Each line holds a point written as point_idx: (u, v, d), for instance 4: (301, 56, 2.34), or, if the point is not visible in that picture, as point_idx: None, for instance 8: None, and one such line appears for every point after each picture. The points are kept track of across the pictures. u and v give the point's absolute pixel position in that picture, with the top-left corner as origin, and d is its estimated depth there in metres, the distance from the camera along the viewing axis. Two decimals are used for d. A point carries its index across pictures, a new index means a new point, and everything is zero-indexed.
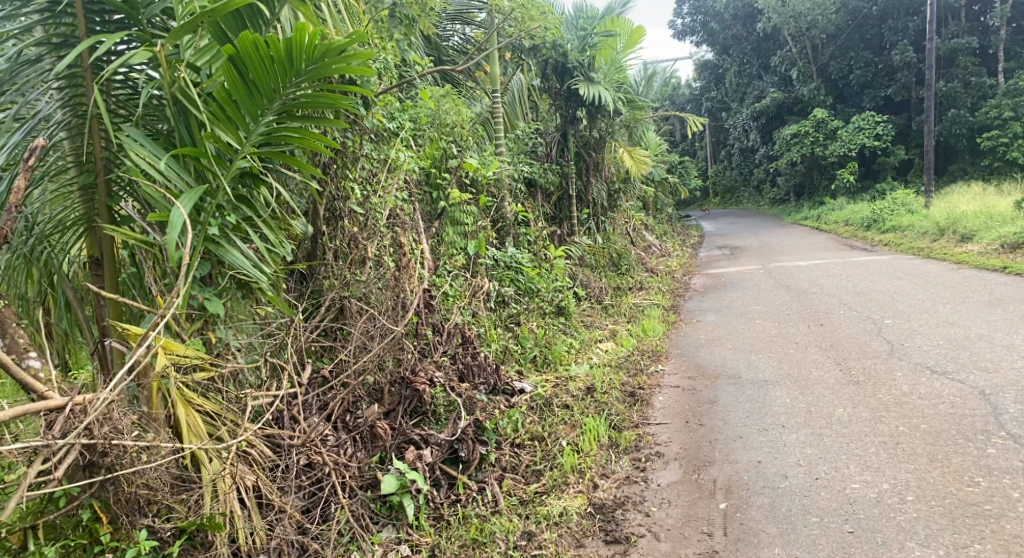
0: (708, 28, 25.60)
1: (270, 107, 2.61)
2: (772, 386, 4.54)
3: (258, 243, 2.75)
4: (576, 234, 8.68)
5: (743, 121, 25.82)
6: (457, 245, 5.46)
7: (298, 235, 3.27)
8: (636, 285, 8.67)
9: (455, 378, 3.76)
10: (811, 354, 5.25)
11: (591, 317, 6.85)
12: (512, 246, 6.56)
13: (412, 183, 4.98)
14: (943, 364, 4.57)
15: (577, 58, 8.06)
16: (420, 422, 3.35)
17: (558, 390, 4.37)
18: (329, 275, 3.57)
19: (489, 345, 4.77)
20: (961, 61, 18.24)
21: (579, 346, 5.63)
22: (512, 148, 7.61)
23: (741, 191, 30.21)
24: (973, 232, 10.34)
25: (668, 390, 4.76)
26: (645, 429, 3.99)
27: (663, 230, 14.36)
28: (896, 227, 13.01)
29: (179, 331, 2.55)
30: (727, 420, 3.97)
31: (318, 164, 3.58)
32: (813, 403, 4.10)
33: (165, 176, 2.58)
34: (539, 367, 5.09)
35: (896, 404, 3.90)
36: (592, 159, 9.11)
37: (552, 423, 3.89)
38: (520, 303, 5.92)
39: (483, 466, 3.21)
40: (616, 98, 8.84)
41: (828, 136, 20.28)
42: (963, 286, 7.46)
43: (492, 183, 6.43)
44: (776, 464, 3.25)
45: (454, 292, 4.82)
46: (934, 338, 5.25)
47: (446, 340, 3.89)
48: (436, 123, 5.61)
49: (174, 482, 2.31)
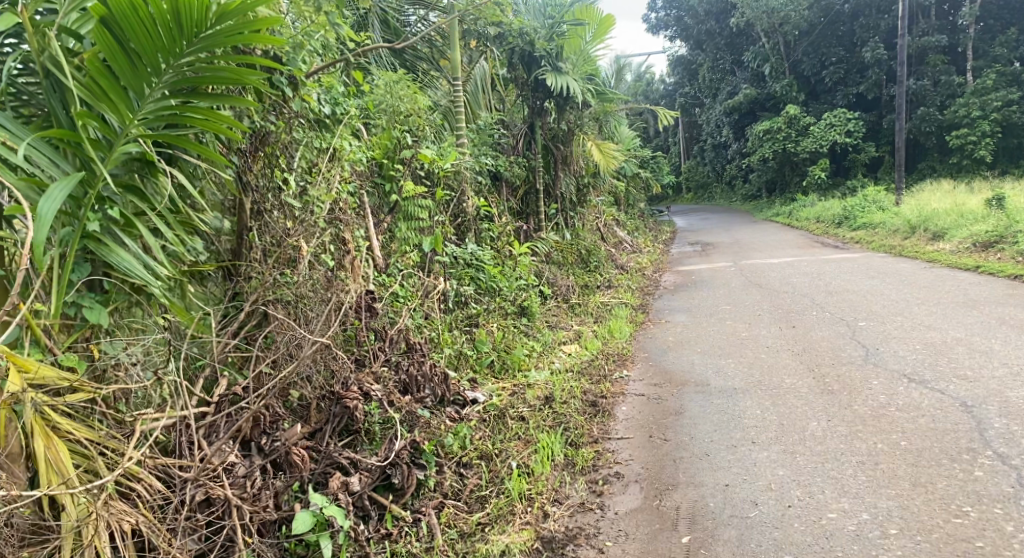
0: (681, 22, 25.42)
1: (159, 80, 2.23)
2: (741, 395, 4.25)
3: (152, 243, 2.35)
4: (542, 230, 8.35)
5: (716, 117, 25.73)
6: (410, 242, 5.09)
7: (207, 232, 2.87)
8: (604, 283, 8.37)
9: (397, 391, 3.40)
10: (783, 359, 4.98)
11: (556, 317, 6.53)
12: (473, 242, 6.21)
13: (359, 175, 4.59)
14: (921, 372, 4.32)
15: (544, 47, 7.67)
16: (351, 442, 2.99)
17: (515, 400, 4.04)
18: (254, 276, 3.15)
19: (441, 350, 4.42)
20: (930, 60, 18.27)
21: (541, 350, 5.30)
22: (474, 139, 7.25)
23: (713, 187, 30.15)
24: (944, 230, 10.22)
25: (632, 398, 4.45)
26: (605, 444, 3.69)
27: (634, 225, 14.13)
28: (867, 224, 12.89)
29: (49, 344, 2.13)
30: (694, 434, 3.67)
31: (238, 152, 3.17)
32: (784, 415, 3.82)
33: (29, 162, 2.12)
34: (496, 373, 4.75)
35: (873, 417, 3.63)
36: (561, 152, 8.76)
37: (503, 440, 3.55)
38: (480, 303, 5.58)
39: (420, 494, 2.87)
40: (586, 90, 8.48)
41: (799, 132, 20.21)
42: (937, 286, 7.28)
43: (450, 176, 6.03)
44: (745, 488, 2.95)
45: (404, 292, 4.46)
46: (911, 342, 5.03)
47: (388, 347, 3.53)
48: (389, 111, 5.24)
49: (25, 532, 1.94)
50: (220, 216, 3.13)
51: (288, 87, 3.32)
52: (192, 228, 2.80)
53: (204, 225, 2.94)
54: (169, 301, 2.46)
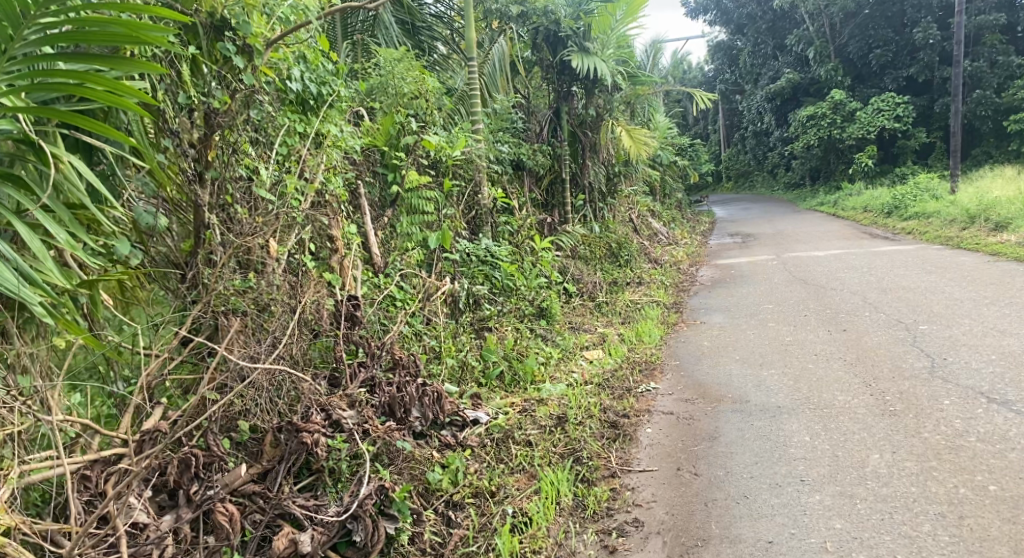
0: (721, 6, 24.37)
1: (19, 34, 1.78)
2: (786, 417, 3.63)
3: (32, 244, 1.85)
4: (568, 223, 7.75)
5: (757, 103, 24.63)
6: (413, 239, 4.57)
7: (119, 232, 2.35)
8: (636, 279, 7.72)
9: (380, 415, 2.94)
10: (833, 370, 4.35)
11: (580, 318, 5.95)
12: (488, 237, 5.65)
13: (350, 164, 4.09)
14: (1002, 390, 3.66)
15: (570, 26, 7.03)
16: (311, 484, 2.51)
17: (523, 420, 3.52)
18: (203, 284, 2.64)
19: (442, 362, 3.91)
20: (986, 40, 17.07)
21: (558, 357, 4.71)
22: (491, 124, 6.61)
23: (754, 175, 28.99)
24: (1008, 221, 9.33)
25: (658, 418, 3.86)
26: (623, 478, 3.14)
27: (670, 216, 13.40)
28: (920, 213, 11.98)
29: None
30: (730, 468, 3.11)
31: (168, 134, 2.59)
32: (838, 443, 3.23)
33: None
34: (506, 386, 4.18)
35: (949, 450, 3.02)
36: (589, 139, 8.08)
37: (502, 475, 3.03)
38: (494, 304, 5.03)
39: (389, 551, 2.39)
40: (616, 72, 7.80)
41: (846, 118, 19.12)
42: (1004, 283, 6.50)
43: (461, 164, 5.43)
44: (793, 549, 2.46)
45: (401, 296, 3.95)
46: (984, 352, 4.35)
47: (372, 361, 3.06)
48: (390, 94, 4.76)
49: None
50: (152, 210, 2.57)
51: (237, 57, 2.77)
52: (101, 229, 2.30)
53: (118, 219, 2.42)
54: (55, 319, 1.93)
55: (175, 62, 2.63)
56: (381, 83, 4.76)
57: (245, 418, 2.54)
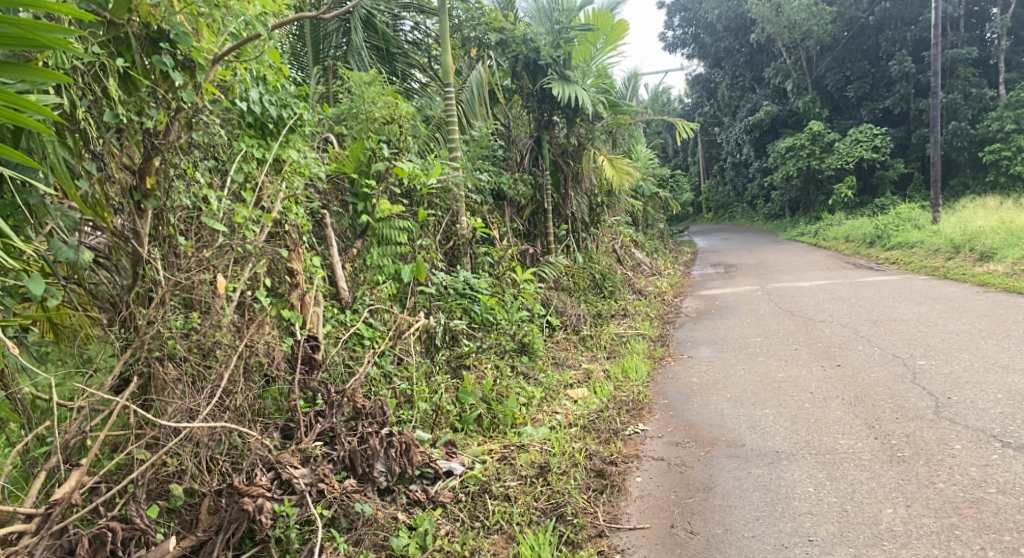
0: (699, 40, 24.63)
1: None
2: (787, 463, 3.35)
3: None
4: (551, 253, 7.48)
5: (736, 135, 24.78)
6: (385, 271, 4.27)
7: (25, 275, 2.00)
8: (621, 311, 7.44)
9: (338, 470, 2.64)
10: (832, 411, 4.07)
11: (563, 354, 5.63)
12: (466, 268, 5.35)
13: (313, 192, 3.80)
14: (1016, 434, 3.41)
15: (550, 54, 6.86)
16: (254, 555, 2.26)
17: (502, 471, 3.21)
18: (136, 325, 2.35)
19: (413, 406, 3.58)
20: (960, 73, 17.29)
21: (540, 397, 4.39)
22: (468, 152, 6.36)
23: (735, 205, 29.07)
24: (993, 251, 9.21)
25: (648, 464, 3.56)
26: (612, 538, 2.84)
27: (653, 246, 13.21)
28: (902, 243, 11.89)
29: None
30: (730, 526, 2.82)
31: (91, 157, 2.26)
32: (848, 495, 2.95)
33: None
34: (484, 431, 3.84)
35: (970, 504, 2.75)
36: (571, 169, 7.85)
37: (476, 537, 2.72)
38: (473, 340, 4.72)
39: None
40: (597, 100, 7.63)
41: (825, 149, 19.23)
42: (997, 314, 6.31)
43: (437, 193, 5.16)
44: None
45: (369, 334, 3.64)
46: (989, 390, 4.11)
47: (332, 408, 2.74)
48: (361, 118, 4.54)
49: None
50: (76, 244, 2.15)
51: (174, 74, 2.47)
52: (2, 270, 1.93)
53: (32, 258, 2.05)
54: None
55: (101, 75, 2.29)
56: (350, 108, 4.57)
57: (179, 481, 2.25)
